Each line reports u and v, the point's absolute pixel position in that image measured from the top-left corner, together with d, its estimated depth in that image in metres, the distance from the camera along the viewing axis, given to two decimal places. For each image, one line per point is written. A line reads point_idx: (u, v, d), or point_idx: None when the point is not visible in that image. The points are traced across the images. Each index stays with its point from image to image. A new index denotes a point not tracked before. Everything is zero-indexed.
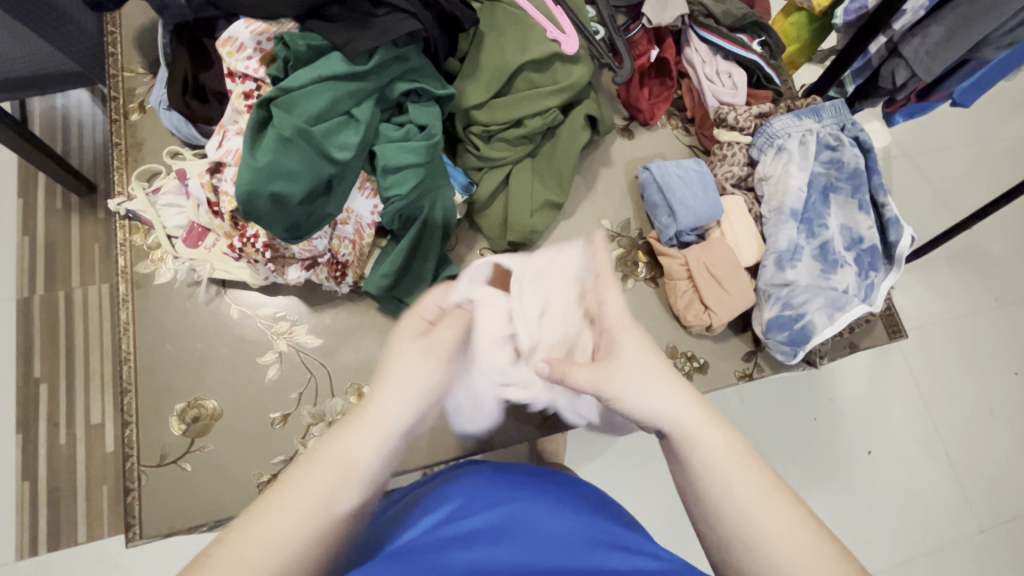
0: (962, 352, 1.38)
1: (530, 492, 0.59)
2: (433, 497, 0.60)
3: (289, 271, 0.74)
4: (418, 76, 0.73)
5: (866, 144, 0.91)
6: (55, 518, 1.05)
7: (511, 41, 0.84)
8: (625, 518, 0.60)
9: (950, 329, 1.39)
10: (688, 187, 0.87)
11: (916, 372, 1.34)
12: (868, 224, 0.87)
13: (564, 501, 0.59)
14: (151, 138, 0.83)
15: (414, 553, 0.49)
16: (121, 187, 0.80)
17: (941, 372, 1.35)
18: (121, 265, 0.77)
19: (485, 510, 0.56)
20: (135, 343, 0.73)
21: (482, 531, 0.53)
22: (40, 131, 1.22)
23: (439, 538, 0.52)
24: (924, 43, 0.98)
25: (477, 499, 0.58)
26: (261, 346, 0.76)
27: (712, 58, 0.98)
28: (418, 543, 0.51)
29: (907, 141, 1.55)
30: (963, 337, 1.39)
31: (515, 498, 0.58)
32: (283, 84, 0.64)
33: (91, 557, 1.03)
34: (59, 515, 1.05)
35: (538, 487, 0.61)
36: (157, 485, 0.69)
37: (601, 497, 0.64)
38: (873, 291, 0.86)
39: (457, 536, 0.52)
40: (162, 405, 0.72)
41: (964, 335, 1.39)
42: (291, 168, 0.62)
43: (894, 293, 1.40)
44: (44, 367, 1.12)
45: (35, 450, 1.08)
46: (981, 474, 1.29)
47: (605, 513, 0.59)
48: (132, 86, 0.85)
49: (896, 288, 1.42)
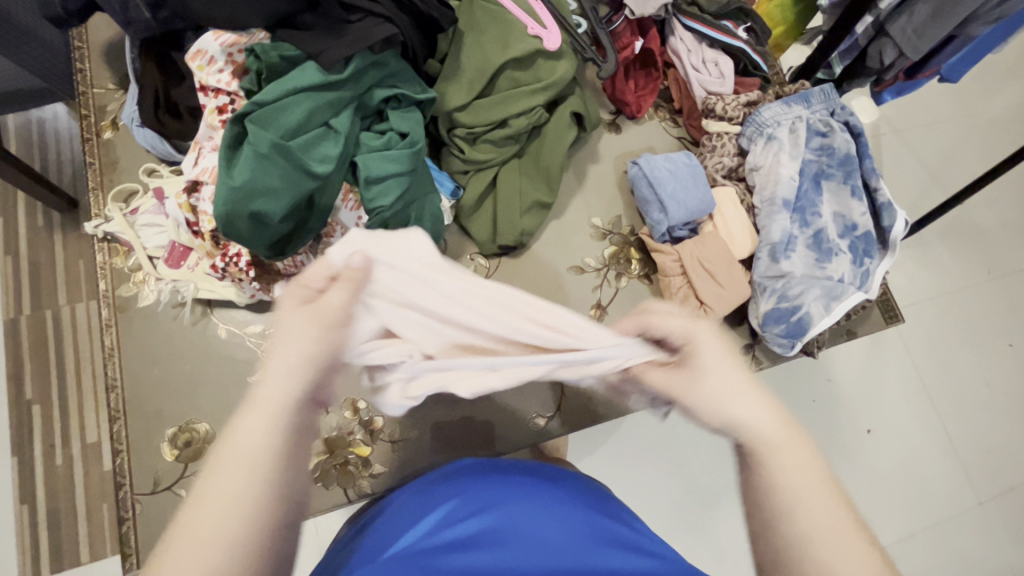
0: (958, 328, 1.38)
1: (520, 483, 0.58)
2: (425, 501, 0.57)
3: (275, 288, 0.72)
4: (397, 81, 0.71)
5: (857, 128, 0.90)
6: (56, 539, 1.03)
7: (492, 39, 0.82)
8: (618, 509, 0.59)
9: (945, 305, 1.39)
10: (679, 181, 0.85)
11: (912, 350, 1.34)
12: (862, 210, 0.87)
13: (563, 494, 0.57)
14: (126, 155, 0.80)
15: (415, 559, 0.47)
16: (97, 209, 0.77)
17: (937, 349, 1.35)
18: (101, 290, 0.75)
19: (481, 512, 0.53)
20: (121, 369, 0.72)
21: (480, 533, 0.51)
22: (17, 147, 1.19)
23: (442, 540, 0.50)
24: (910, 21, 0.97)
25: (471, 500, 0.56)
26: (252, 366, 0.74)
27: (698, 47, 0.96)
28: (419, 547, 0.49)
29: (896, 117, 1.54)
30: (959, 313, 1.39)
31: (508, 494, 0.56)
32: (257, 98, 0.61)
33: None
34: (61, 536, 1.04)
35: (533, 478, 0.59)
36: (153, 513, 0.68)
37: (599, 489, 0.62)
38: (868, 278, 0.86)
39: (455, 540, 0.50)
40: (153, 431, 0.70)
41: (958, 309, 1.39)
42: (269, 186, 0.60)
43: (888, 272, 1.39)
44: (36, 388, 1.10)
45: (32, 472, 1.06)
46: (979, 446, 1.30)
47: (599, 505, 0.58)
48: (103, 103, 0.82)
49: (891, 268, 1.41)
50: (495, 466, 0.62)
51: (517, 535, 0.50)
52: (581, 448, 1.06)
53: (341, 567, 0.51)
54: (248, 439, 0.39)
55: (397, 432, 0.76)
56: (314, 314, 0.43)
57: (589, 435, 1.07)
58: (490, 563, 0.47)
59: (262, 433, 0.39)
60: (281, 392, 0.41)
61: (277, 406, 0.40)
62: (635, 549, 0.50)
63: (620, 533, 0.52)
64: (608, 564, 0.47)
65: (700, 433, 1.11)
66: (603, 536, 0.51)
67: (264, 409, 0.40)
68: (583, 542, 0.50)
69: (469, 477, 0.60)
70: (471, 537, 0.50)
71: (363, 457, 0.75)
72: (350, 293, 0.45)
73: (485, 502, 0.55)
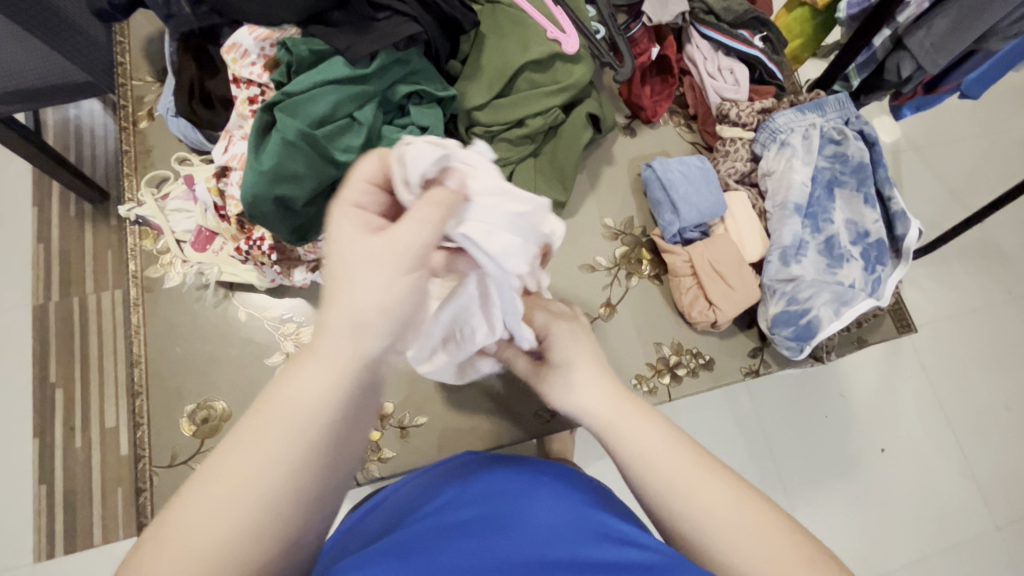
0: (976, 348, 1.36)
1: (511, 487, 0.55)
2: (427, 491, 0.58)
3: (295, 273, 0.75)
4: (420, 79, 0.74)
5: (871, 138, 0.91)
6: (72, 519, 1.07)
7: (512, 42, 0.85)
8: (619, 504, 0.58)
9: (962, 324, 1.37)
10: (691, 184, 0.87)
11: (928, 368, 1.32)
12: (875, 218, 0.87)
13: (557, 489, 0.56)
14: (160, 144, 0.84)
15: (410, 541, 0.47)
16: (131, 193, 0.81)
17: (953, 368, 1.33)
18: (132, 270, 0.78)
19: (472, 506, 0.53)
20: (146, 347, 0.75)
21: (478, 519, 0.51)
22: (54, 141, 1.25)
23: (429, 530, 0.50)
24: (928, 35, 0.97)
25: (470, 492, 0.56)
26: (268, 348, 0.77)
27: (714, 55, 0.98)
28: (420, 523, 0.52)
29: (917, 135, 1.54)
30: (978, 333, 1.37)
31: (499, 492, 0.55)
32: (287, 89, 0.65)
33: (107, 559, 1.05)
34: (76, 516, 1.07)
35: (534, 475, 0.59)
36: (168, 486, 0.70)
37: (598, 488, 0.61)
38: (880, 285, 0.86)
39: (453, 525, 0.50)
40: (173, 407, 0.73)
41: (977, 328, 1.37)
42: (295, 172, 0.62)
43: (904, 288, 1.38)
44: (61, 372, 1.14)
45: (52, 454, 1.10)
46: (996, 469, 1.27)
47: (597, 499, 0.56)
48: (141, 94, 0.86)
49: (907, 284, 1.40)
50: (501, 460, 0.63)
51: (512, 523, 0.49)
52: (588, 452, 1.07)
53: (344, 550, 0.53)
54: (291, 411, 0.33)
55: (406, 419, 0.77)
56: (382, 245, 0.35)
57: (596, 440, 1.08)
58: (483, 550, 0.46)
59: (296, 407, 0.33)
60: (339, 360, 0.34)
61: (334, 377, 0.34)
62: (619, 541, 0.48)
63: (609, 524, 0.50)
64: (603, 555, 0.46)
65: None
66: (601, 529, 0.49)
67: (316, 359, 0.34)
68: (565, 539, 0.48)
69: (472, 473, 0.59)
70: (454, 529, 0.50)
71: (372, 441, 0.76)
72: (437, 217, 0.36)
73: (483, 493, 0.55)
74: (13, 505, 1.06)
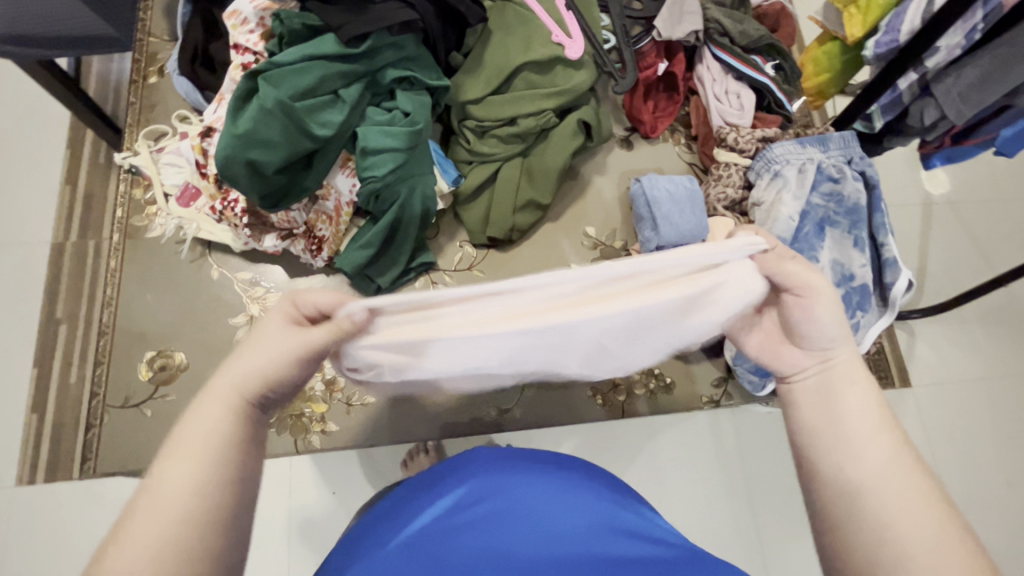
0: (1004, 419, 1.26)
1: (538, 472, 0.58)
2: (435, 481, 0.58)
3: (266, 239, 0.77)
4: (413, 65, 0.75)
5: (872, 180, 0.87)
6: (56, 455, 1.03)
7: (516, 41, 0.86)
8: (637, 500, 0.60)
9: (991, 393, 1.27)
10: (676, 204, 0.85)
11: (950, 433, 1.23)
12: (862, 262, 0.84)
13: (579, 481, 0.58)
14: (164, 101, 0.88)
15: (420, 550, 0.50)
16: (130, 144, 0.85)
17: (957, 435, 1.23)
18: (118, 216, 0.81)
19: (492, 498, 0.55)
20: (119, 291, 0.78)
21: (492, 521, 0.53)
22: (94, 92, 1.30)
23: (456, 524, 0.53)
24: (957, 84, 0.87)
25: (482, 487, 0.56)
26: (234, 308, 0.79)
27: (723, 78, 0.96)
28: (434, 528, 0.52)
29: (965, 184, 1.44)
30: (1007, 404, 1.27)
31: (520, 480, 0.56)
32: (275, 59, 0.66)
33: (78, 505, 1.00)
34: (60, 453, 1.03)
35: (543, 465, 0.59)
36: (118, 424, 0.73)
37: (609, 475, 0.62)
38: (857, 332, 0.84)
39: (465, 525, 0.52)
40: (136, 351, 0.76)
41: (1006, 398, 1.27)
42: (269, 139, 0.64)
43: (927, 343, 1.29)
44: (67, 307, 1.13)
45: (47, 385, 1.08)
46: (1010, 554, 1.17)
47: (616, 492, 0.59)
48: (155, 51, 0.91)
49: (932, 340, 1.30)
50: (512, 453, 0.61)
51: (530, 522, 0.52)
52: None
53: (359, 538, 0.55)
54: (194, 443, 0.37)
55: None
56: (295, 340, 0.40)
57: None
58: (497, 551, 0.50)
59: (200, 430, 0.37)
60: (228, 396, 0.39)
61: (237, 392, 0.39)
62: (634, 535, 0.52)
63: (626, 522, 0.54)
64: (626, 552, 0.50)
65: (753, 459, 0.94)
66: (615, 521, 0.53)
67: (213, 403, 0.38)
68: (589, 534, 0.52)
69: (482, 458, 0.60)
70: (488, 519, 0.53)
71: None
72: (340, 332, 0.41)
73: (497, 489, 0.56)
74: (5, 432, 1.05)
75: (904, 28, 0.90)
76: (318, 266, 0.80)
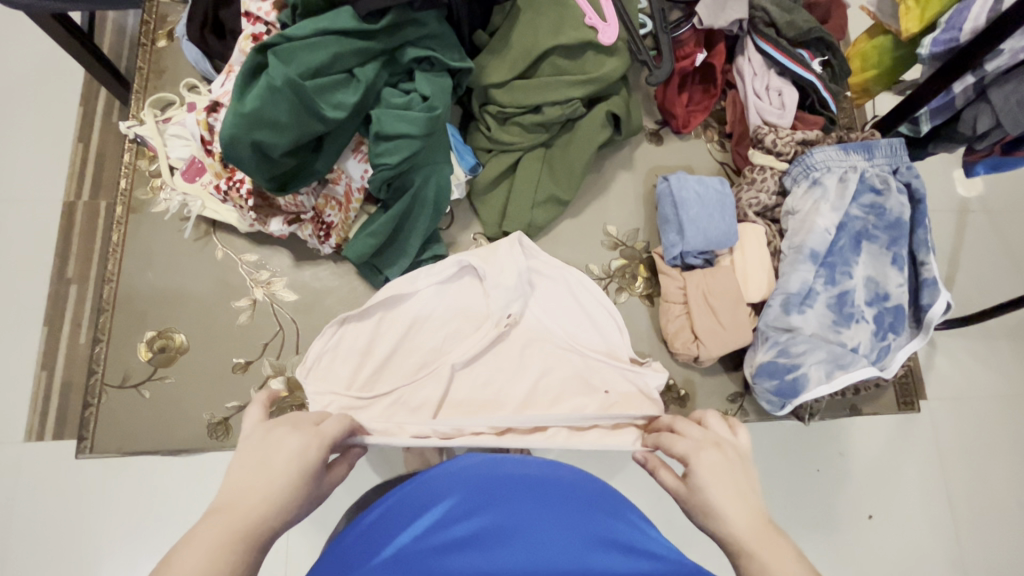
0: None
1: (534, 487, 0.54)
2: (426, 494, 0.55)
3: (272, 223, 0.74)
4: (434, 44, 0.69)
5: (918, 193, 0.81)
6: (63, 416, 1.01)
7: (545, 22, 0.80)
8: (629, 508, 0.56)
9: None
10: (704, 207, 0.81)
11: None
12: (899, 282, 0.79)
13: (571, 496, 0.53)
14: (174, 68, 0.84)
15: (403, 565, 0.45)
16: (136, 112, 0.81)
17: None
18: (122, 188, 0.79)
19: (484, 509, 0.50)
20: (120, 267, 0.76)
21: (482, 534, 0.48)
22: (108, 49, 1.26)
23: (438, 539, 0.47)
24: (1017, 91, 0.80)
25: (473, 499, 0.52)
26: (238, 292, 0.76)
27: (766, 72, 0.90)
28: (417, 541, 0.48)
29: (1010, 191, 1.36)
30: None
31: (515, 492, 0.52)
32: (287, 33, 0.62)
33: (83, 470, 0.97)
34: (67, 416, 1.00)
35: (537, 478, 0.55)
36: (115, 403, 0.71)
37: (603, 487, 0.58)
38: (887, 355, 0.79)
39: (451, 540, 0.47)
40: (136, 330, 0.74)
41: None
42: (277, 119, 0.60)
43: None
44: (78, 268, 1.10)
45: (56, 345, 1.05)
46: None
47: (607, 502, 0.54)
48: (165, 13, 0.86)
49: None
50: (507, 466, 0.58)
51: (518, 535, 0.47)
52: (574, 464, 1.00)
53: (341, 558, 0.50)
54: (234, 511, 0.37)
55: None
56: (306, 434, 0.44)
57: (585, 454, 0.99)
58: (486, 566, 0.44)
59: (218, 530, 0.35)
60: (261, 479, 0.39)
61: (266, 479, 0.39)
62: (628, 551, 0.47)
63: (621, 535, 0.49)
64: (617, 566, 0.45)
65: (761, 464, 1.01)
66: (610, 536, 0.48)
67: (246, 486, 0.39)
68: (580, 545, 0.46)
69: (471, 472, 0.56)
70: (477, 532, 0.48)
71: None
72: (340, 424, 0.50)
73: (490, 501, 0.51)
74: (12, 389, 1.02)
75: (967, 26, 0.80)
76: (325, 253, 0.77)
